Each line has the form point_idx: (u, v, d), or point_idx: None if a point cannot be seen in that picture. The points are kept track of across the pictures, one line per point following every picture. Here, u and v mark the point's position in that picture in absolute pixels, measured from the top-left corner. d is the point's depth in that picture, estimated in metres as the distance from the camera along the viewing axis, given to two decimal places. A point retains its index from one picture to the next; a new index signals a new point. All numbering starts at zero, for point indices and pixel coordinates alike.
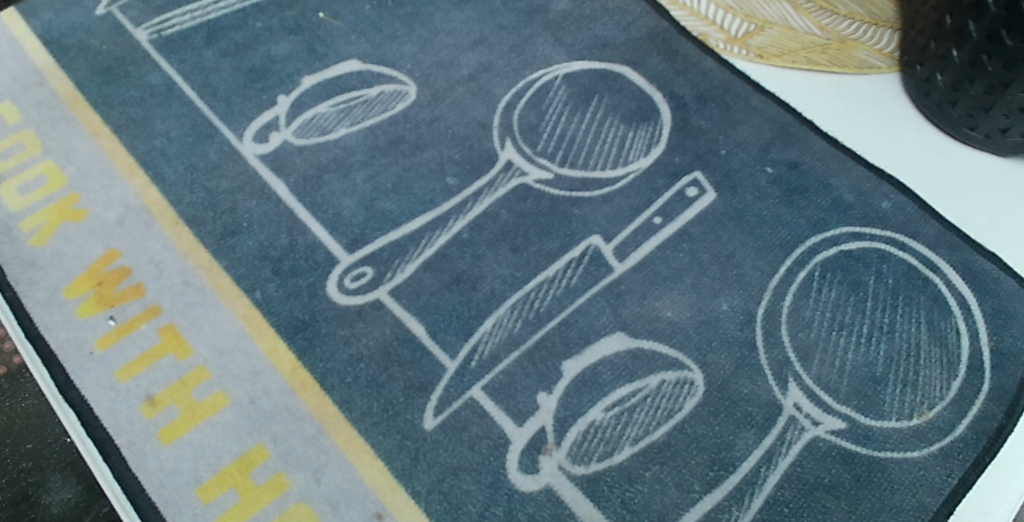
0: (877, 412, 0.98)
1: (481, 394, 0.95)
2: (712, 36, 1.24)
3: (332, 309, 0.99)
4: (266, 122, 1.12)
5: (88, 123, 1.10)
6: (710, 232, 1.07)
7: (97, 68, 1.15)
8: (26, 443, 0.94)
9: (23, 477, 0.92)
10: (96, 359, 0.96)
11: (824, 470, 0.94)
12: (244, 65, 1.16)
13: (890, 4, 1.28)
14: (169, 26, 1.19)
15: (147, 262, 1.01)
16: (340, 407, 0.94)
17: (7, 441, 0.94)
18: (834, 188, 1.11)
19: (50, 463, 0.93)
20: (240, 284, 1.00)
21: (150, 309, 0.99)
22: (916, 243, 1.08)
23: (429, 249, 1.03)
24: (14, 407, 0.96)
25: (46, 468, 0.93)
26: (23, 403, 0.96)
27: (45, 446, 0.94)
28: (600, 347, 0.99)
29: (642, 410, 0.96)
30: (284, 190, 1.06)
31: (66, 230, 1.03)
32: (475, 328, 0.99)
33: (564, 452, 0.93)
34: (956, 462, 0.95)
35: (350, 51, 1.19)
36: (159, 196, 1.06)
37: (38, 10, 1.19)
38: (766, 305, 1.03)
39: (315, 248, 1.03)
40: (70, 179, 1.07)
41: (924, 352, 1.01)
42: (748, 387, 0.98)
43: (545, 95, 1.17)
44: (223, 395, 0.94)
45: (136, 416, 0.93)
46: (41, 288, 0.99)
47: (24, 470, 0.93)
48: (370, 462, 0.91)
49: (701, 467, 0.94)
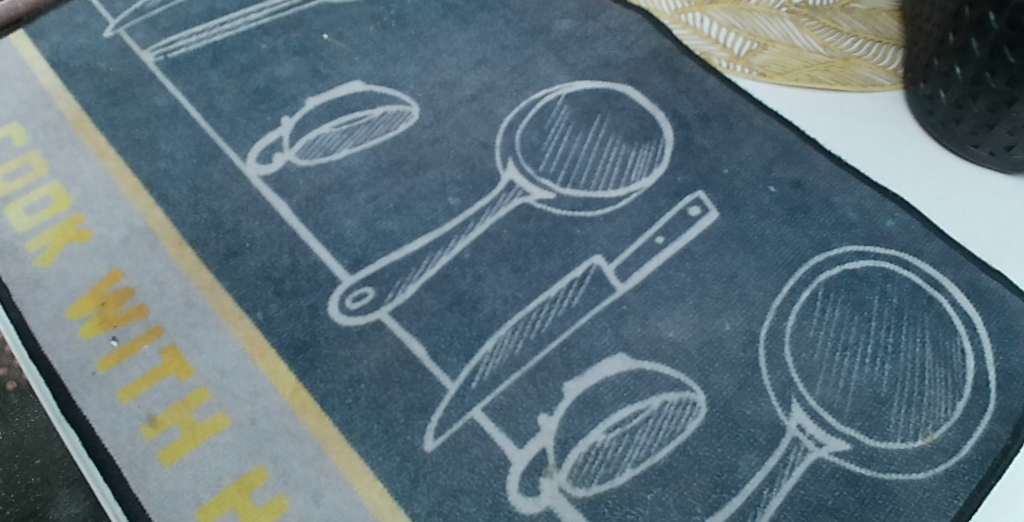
0: (882, 433, 0.97)
1: (481, 416, 0.95)
2: (715, 55, 1.24)
3: (333, 330, 0.99)
4: (269, 143, 1.12)
5: (94, 144, 1.11)
6: (712, 252, 1.07)
7: (104, 90, 1.16)
8: (35, 459, 0.94)
9: (31, 492, 0.93)
10: (98, 379, 0.96)
11: (828, 492, 0.94)
12: (248, 87, 1.17)
13: (894, 22, 1.28)
14: (175, 48, 1.20)
15: (150, 283, 1.02)
16: (339, 428, 0.94)
17: (15, 456, 0.94)
18: (838, 207, 1.11)
19: (58, 478, 0.93)
20: (241, 304, 1.00)
21: (152, 330, 0.99)
22: (921, 261, 1.07)
23: (431, 269, 1.04)
24: (23, 423, 0.96)
25: (53, 483, 0.93)
26: (32, 419, 0.96)
27: (53, 461, 0.94)
28: (601, 367, 0.98)
29: (644, 432, 0.95)
30: (287, 211, 1.07)
31: (71, 251, 1.04)
32: (476, 350, 0.99)
33: (565, 474, 0.93)
34: (962, 484, 0.94)
35: (353, 72, 1.19)
36: (163, 217, 1.06)
37: (46, 33, 1.20)
38: (769, 325, 1.02)
39: (317, 268, 1.03)
40: (75, 200, 1.07)
41: (929, 372, 1.00)
42: (750, 408, 0.97)
43: (547, 115, 1.17)
44: (223, 415, 0.94)
45: (137, 436, 0.93)
46: (45, 308, 1.00)
47: (32, 485, 0.93)
48: (370, 483, 0.91)
49: (703, 489, 0.93)
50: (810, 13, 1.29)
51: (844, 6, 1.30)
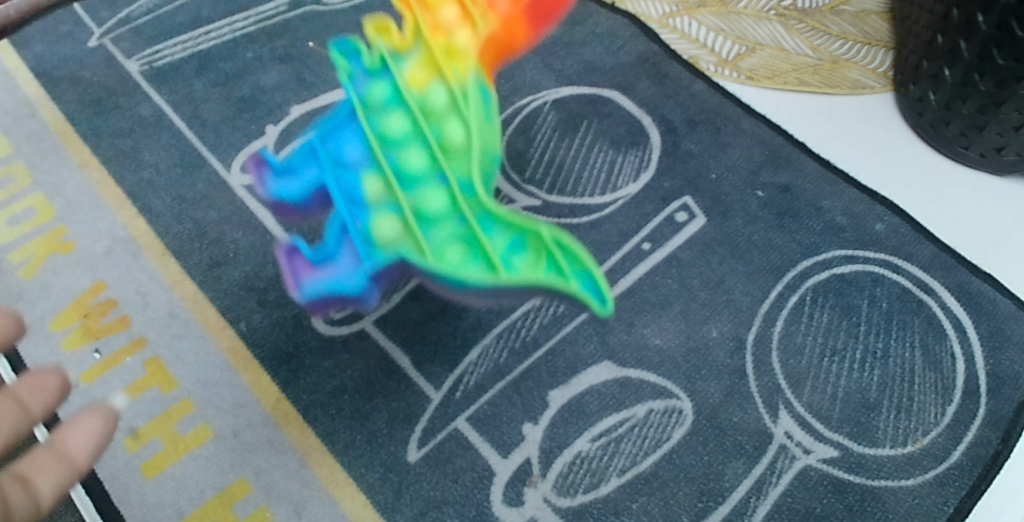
0: (870, 439, 0.96)
1: (466, 426, 0.94)
2: (703, 59, 1.23)
3: (317, 341, 0.99)
4: (253, 152, 1.12)
5: (78, 154, 1.11)
6: (699, 258, 1.06)
7: (88, 99, 1.15)
8: None
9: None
10: (80, 392, 0.96)
11: (816, 499, 0.93)
12: (233, 96, 1.17)
13: (884, 24, 1.28)
14: (160, 58, 1.20)
15: (133, 295, 1.01)
16: (323, 439, 0.93)
17: (12, 466, 0.92)
18: (826, 211, 1.10)
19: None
20: (225, 315, 1.00)
21: (135, 341, 0.99)
22: (910, 265, 1.07)
23: (416, 278, 1.03)
24: (20, 434, 0.94)
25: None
26: (27, 429, 0.95)
27: None
28: (587, 376, 0.98)
29: (630, 440, 0.94)
30: (272, 220, 1.07)
31: (54, 262, 1.03)
32: (461, 359, 0.98)
33: (550, 483, 0.92)
34: (952, 490, 0.93)
35: (338, 80, 1.19)
36: (147, 228, 1.06)
37: (30, 43, 1.20)
38: (756, 331, 1.01)
39: (301, 278, 1.03)
40: (59, 211, 1.07)
41: (918, 377, 0.99)
42: (737, 415, 0.96)
43: (533, 121, 1.17)
44: (206, 427, 0.94)
45: (119, 449, 0.93)
46: (28, 321, 1.00)
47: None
48: (354, 495, 0.91)
49: (689, 497, 0.92)
50: (799, 16, 1.28)
51: (833, 8, 1.29)
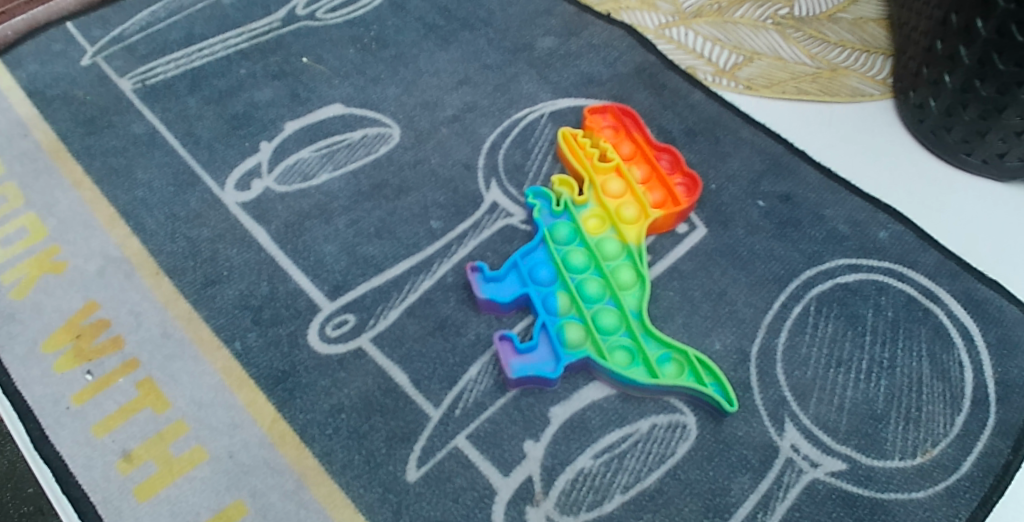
0: (879, 451, 0.94)
1: (466, 444, 0.93)
2: (700, 69, 1.22)
3: (313, 359, 0.97)
4: (247, 169, 1.11)
5: (71, 174, 1.09)
6: (701, 269, 1.05)
7: (81, 118, 1.14)
8: (27, 488, 0.91)
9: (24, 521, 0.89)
10: (72, 413, 0.94)
11: (824, 513, 0.91)
12: (227, 113, 1.16)
13: (882, 30, 1.27)
14: (153, 75, 1.19)
15: (126, 314, 1.00)
16: (319, 459, 0.91)
17: (7, 485, 0.91)
18: (828, 220, 1.09)
19: (51, 507, 0.90)
20: (219, 334, 0.98)
21: (129, 362, 0.97)
22: (916, 273, 1.05)
23: (413, 294, 1.02)
24: (15, 451, 0.93)
25: (47, 512, 0.90)
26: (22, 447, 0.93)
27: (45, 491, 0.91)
28: (588, 391, 0.96)
29: (633, 456, 0.93)
30: (266, 237, 1.05)
31: (45, 283, 1.02)
32: (460, 376, 0.96)
33: (552, 501, 0.90)
34: (963, 502, 0.91)
35: (332, 96, 1.18)
36: (140, 247, 1.04)
37: (23, 63, 1.19)
38: (760, 342, 1.00)
39: (296, 296, 1.01)
40: (51, 231, 1.05)
41: (926, 387, 0.98)
42: (742, 429, 0.95)
43: (530, 134, 1.15)
44: (201, 449, 0.92)
45: (111, 472, 0.91)
46: (19, 342, 0.98)
47: (24, 514, 0.90)
48: (352, 516, 0.89)
49: (695, 514, 0.90)
50: (795, 24, 1.27)
51: (831, 16, 1.28)
